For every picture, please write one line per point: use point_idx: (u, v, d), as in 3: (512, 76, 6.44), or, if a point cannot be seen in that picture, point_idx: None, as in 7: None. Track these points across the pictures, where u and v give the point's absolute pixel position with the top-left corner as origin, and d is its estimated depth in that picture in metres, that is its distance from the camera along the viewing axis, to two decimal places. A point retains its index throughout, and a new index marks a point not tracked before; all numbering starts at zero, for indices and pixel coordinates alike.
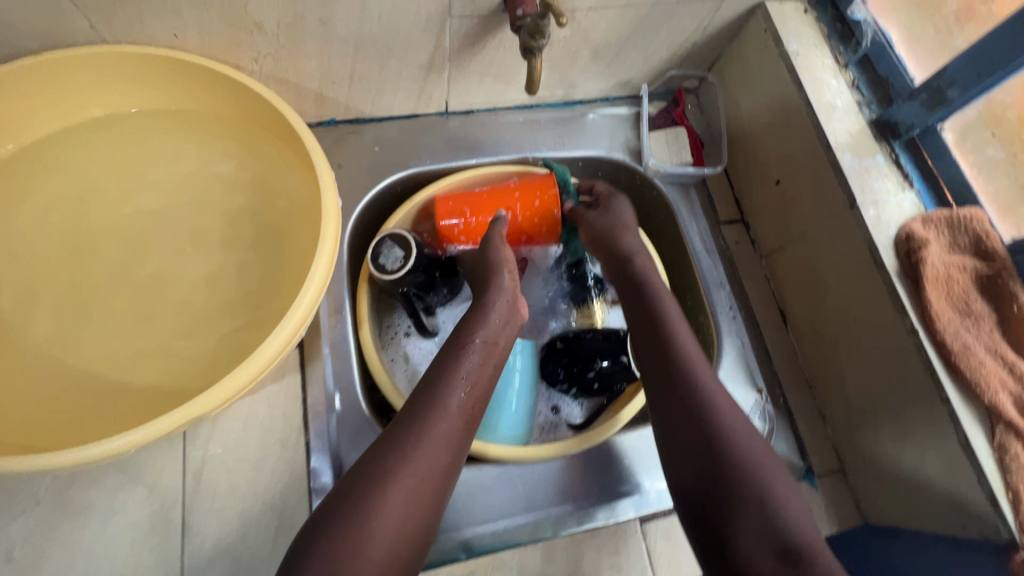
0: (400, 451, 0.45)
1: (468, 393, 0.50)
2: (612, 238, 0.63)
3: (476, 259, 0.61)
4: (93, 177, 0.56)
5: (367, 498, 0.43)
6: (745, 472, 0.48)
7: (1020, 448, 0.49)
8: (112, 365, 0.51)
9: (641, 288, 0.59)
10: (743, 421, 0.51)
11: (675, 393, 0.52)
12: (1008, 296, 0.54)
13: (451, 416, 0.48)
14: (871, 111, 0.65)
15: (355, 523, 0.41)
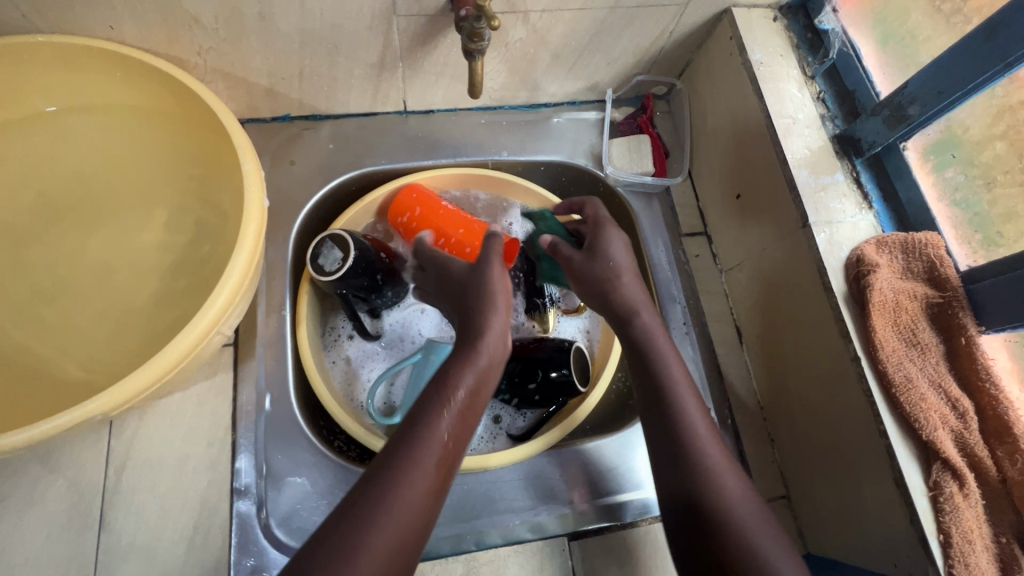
0: (379, 502, 0.38)
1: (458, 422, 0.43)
2: (608, 291, 0.56)
3: (465, 279, 0.52)
4: (29, 168, 0.56)
5: (338, 557, 0.36)
6: (743, 530, 0.44)
7: (954, 487, 0.47)
8: (35, 358, 0.51)
9: (642, 350, 0.53)
10: (740, 483, 0.46)
11: (678, 471, 0.47)
12: (957, 327, 0.52)
13: (438, 455, 0.41)
14: (835, 125, 0.62)
15: (331, 574, 0.35)
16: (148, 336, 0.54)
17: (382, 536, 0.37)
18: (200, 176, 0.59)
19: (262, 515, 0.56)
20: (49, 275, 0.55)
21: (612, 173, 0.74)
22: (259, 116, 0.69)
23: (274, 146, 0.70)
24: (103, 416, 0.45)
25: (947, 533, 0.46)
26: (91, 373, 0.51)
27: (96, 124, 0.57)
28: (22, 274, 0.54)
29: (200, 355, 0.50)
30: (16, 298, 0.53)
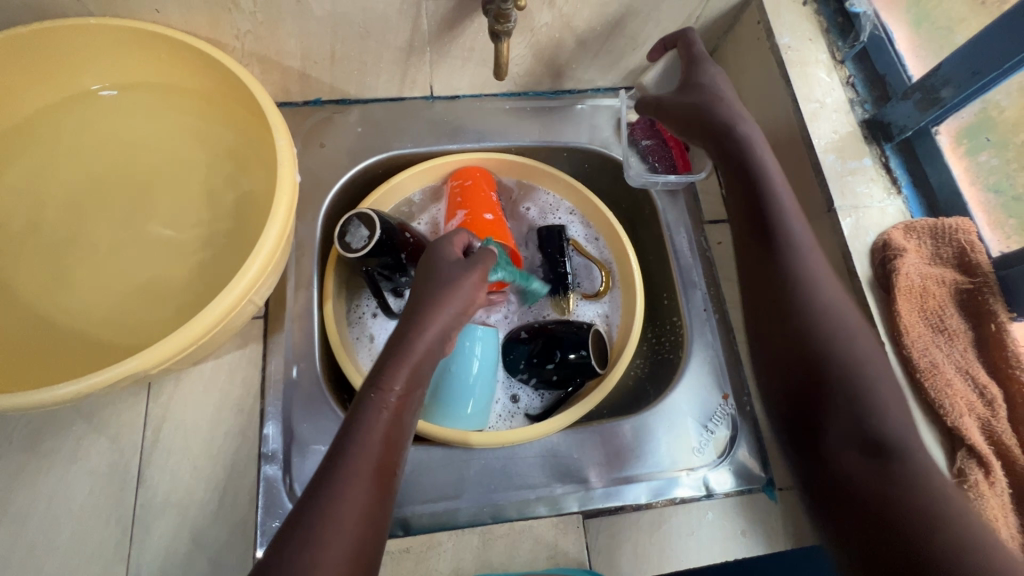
0: (332, 497, 0.39)
1: (396, 410, 0.44)
2: (707, 108, 0.57)
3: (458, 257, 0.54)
4: (80, 146, 0.59)
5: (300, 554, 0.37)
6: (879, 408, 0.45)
7: (979, 475, 0.46)
8: (84, 322, 0.55)
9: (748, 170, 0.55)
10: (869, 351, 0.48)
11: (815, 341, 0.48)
12: (986, 314, 0.50)
13: (376, 445, 0.42)
14: (864, 110, 0.61)
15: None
16: (187, 304, 0.56)
17: (337, 545, 0.37)
18: (237, 155, 0.61)
19: (288, 480, 0.58)
20: (96, 245, 0.58)
21: (633, 176, 0.72)
22: (292, 99, 0.72)
23: (306, 129, 0.72)
24: (143, 375, 0.47)
25: None
26: (134, 337, 0.55)
27: (143, 104, 0.60)
28: (68, 244, 0.57)
29: (232, 322, 0.52)
30: (66, 266, 0.56)
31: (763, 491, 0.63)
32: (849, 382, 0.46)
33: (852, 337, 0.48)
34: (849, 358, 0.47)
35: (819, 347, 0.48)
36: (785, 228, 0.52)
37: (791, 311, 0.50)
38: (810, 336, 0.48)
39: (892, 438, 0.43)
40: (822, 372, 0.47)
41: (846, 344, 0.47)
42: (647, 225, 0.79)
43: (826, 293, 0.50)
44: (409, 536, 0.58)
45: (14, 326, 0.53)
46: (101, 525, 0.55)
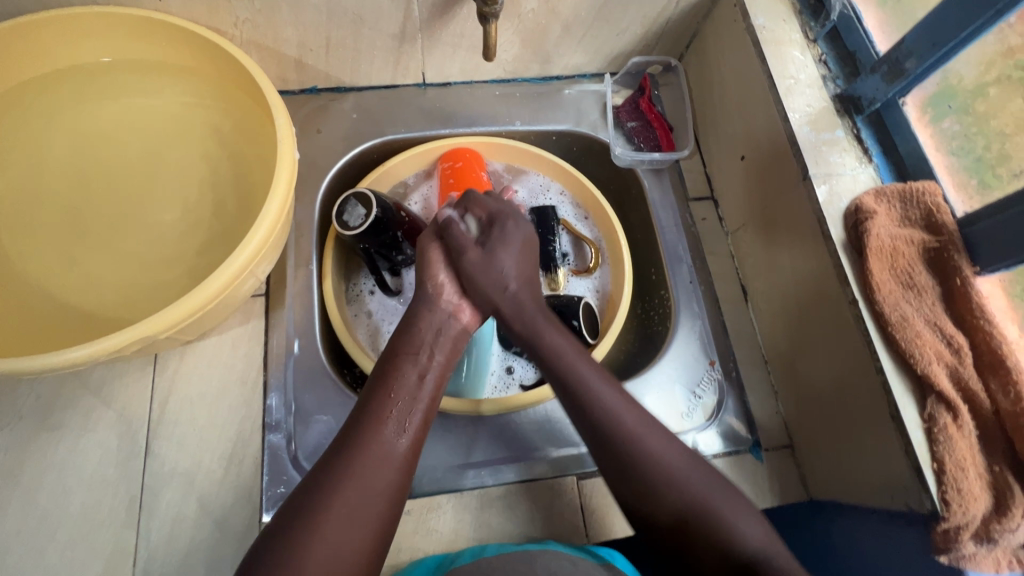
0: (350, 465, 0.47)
1: (415, 398, 0.53)
2: (480, 270, 0.59)
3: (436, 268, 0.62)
4: (87, 129, 0.61)
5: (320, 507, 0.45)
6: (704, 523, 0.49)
7: (948, 419, 0.49)
8: (93, 298, 0.57)
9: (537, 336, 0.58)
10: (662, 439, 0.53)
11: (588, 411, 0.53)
12: (952, 270, 0.53)
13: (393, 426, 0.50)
14: (836, 85, 0.65)
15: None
16: (192, 279, 0.59)
17: (349, 505, 0.46)
18: (238, 138, 0.63)
19: (292, 449, 0.60)
20: (102, 225, 0.60)
21: (620, 154, 0.77)
22: (289, 87, 0.74)
23: (303, 116, 0.75)
24: (153, 339, 0.49)
25: (941, 461, 0.48)
26: (142, 310, 0.57)
27: (147, 89, 0.63)
28: (74, 223, 0.59)
29: (235, 292, 0.54)
30: (75, 244, 0.58)
31: (751, 452, 0.65)
32: (673, 498, 0.50)
33: (681, 474, 0.51)
34: (686, 483, 0.50)
35: (653, 487, 0.50)
36: (585, 392, 0.54)
37: (600, 450, 0.52)
38: (631, 474, 0.51)
39: (668, 506, 0.50)
40: (637, 478, 0.51)
41: (664, 471, 0.51)
42: (634, 204, 0.81)
43: (650, 440, 0.52)
44: (409, 499, 0.60)
45: (24, 301, 0.55)
46: (111, 493, 0.57)
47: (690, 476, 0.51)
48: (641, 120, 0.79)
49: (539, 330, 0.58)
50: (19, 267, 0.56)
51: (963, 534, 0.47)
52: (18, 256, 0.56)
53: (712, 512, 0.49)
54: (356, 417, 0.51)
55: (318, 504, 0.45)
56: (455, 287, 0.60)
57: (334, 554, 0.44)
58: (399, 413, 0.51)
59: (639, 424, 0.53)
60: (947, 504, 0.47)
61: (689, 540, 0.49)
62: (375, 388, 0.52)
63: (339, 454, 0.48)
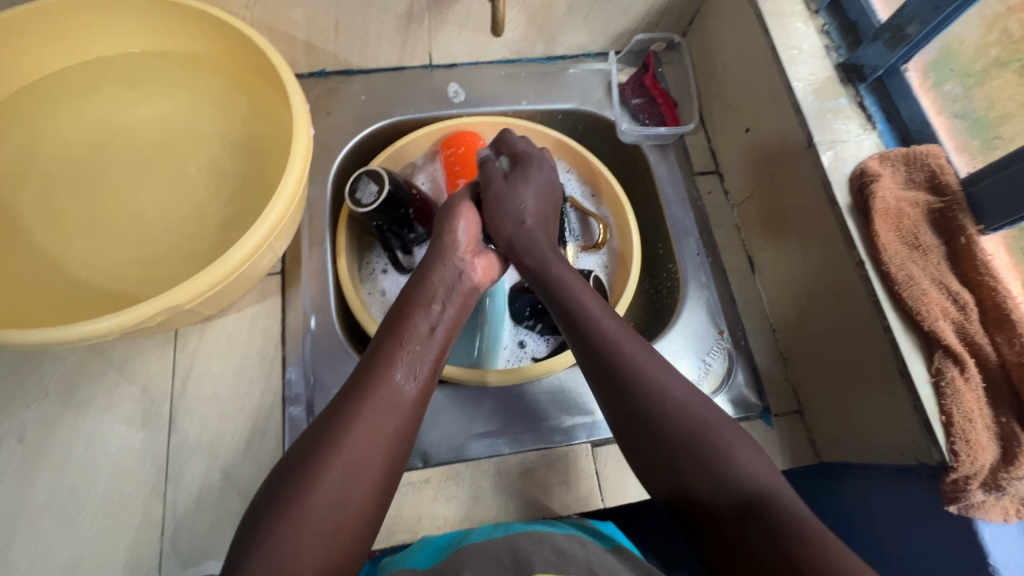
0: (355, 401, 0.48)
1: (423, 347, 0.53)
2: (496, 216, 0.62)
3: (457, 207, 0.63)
4: (103, 112, 0.63)
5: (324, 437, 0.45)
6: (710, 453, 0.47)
7: (955, 373, 0.50)
8: (115, 276, 0.58)
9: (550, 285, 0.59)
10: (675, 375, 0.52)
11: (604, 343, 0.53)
12: (957, 229, 0.54)
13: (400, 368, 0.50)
14: (838, 55, 0.65)
15: (296, 501, 0.42)
16: (210, 256, 0.60)
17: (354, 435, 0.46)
18: (251, 118, 0.64)
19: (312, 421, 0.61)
20: (120, 206, 0.61)
21: (626, 130, 0.78)
22: (298, 71, 0.75)
23: (312, 99, 0.76)
24: (179, 310, 0.51)
25: (949, 413, 0.49)
26: (163, 286, 0.58)
27: (160, 72, 0.64)
28: (94, 205, 0.60)
29: (253, 266, 0.55)
30: (95, 224, 0.60)
31: (760, 417, 0.67)
32: (681, 435, 0.48)
33: (688, 408, 0.50)
34: (695, 418, 0.49)
35: (663, 421, 0.49)
36: (599, 330, 0.54)
37: (607, 388, 0.52)
38: (638, 412, 0.50)
39: (677, 446, 0.48)
40: (643, 412, 0.50)
41: (672, 405, 0.50)
42: (640, 180, 0.82)
43: (662, 376, 0.51)
44: (428, 467, 0.62)
45: (49, 280, 0.56)
46: (137, 466, 0.58)
47: (696, 414, 0.49)
48: (646, 96, 0.80)
49: (547, 264, 0.60)
50: (43, 247, 0.57)
51: (971, 484, 0.48)
52: (42, 236, 0.58)
53: (706, 438, 0.48)
54: (368, 361, 0.51)
55: (326, 437, 0.45)
56: (469, 243, 0.61)
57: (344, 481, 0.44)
58: (410, 358, 0.52)
59: (656, 367, 0.52)
60: (955, 455, 0.49)
61: (691, 479, 0.47)
62: (387, 336, 0.53)
63: (351, 394, 0.48)
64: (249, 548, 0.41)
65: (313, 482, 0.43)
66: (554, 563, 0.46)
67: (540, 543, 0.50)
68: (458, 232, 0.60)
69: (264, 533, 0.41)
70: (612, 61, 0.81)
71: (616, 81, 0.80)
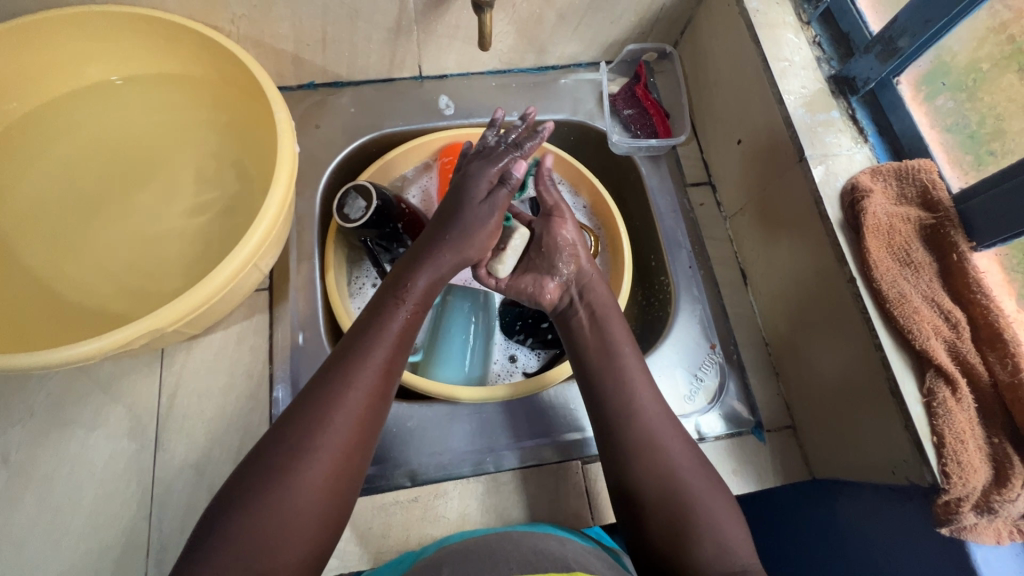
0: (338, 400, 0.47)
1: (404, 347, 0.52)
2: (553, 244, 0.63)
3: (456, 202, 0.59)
4: (88, 129, 0.62)
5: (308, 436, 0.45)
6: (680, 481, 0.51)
7: (947, 393, 0.49)
8: (99, 295, 0.57)
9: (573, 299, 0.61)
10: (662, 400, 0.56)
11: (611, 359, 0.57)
12: (949, 245, 0.54)
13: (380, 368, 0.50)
14: (830, 67, 0.65)
15: (264, 519, 0.42)
16: (195, 274, 0.59)
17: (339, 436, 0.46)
18: (237, 134, 0.64)
19: None
20: (104, 224, 0.60)
21: (617, 142, 0.77)
22: (286, 83, 0.75)
23: (301, 112, 0.75)
24: (163, 331, 0.50)
25: (940, 434, 0.49)
26: (146, 306, 0.57)
27: (145, 88, 0.63)
28: (78, 223, 0.60)
29: (239, 285, 0.55)
30: (79, 243, 0.59)
31: (752, 433, 0.66)
32: (674, 505, 0.50)
33: (688, 477, 0.51)
34: (690, 490, 0.51)
35: (662, 492, 0.51)
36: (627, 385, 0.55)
37: (618, 440, 0.53)
38: (642, 477, 0.51)
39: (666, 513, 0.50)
40: (647, 478, 0.51)
41: (676, 478, 0.51)
42: (632, 191, 0.82)
43: (670, 446, 0.53)
44: (417, 486, 0.61)
45: (32, 301, 0.55)
46: (123, 487, 0.58)
47: (694, 482, 0.51)
48: (637, 107, 0.79)
49: (592, 284, 0.61)
50: (26, 267, 0.57)
51: (964, 505, 0.47)
52: (26, 255, 0.57)
53: (678, 469, 0.52)
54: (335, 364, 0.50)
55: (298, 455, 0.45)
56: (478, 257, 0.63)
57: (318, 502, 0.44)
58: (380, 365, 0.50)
59: (666, 428, 0.54)
60: (947, 476, 0.48)
61: (679, 546, 0.48)
62: (366, 336, 0.51)
63: (325, 397, 0.47)
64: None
65: (284, 501, 0.43)
66: (529, 562, 0.47)
67: (516, 542, 0.50)
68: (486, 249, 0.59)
69: (230, 551, 0.41)
70: (602, 71, 0.79)
71: (608, 91, 0.79)
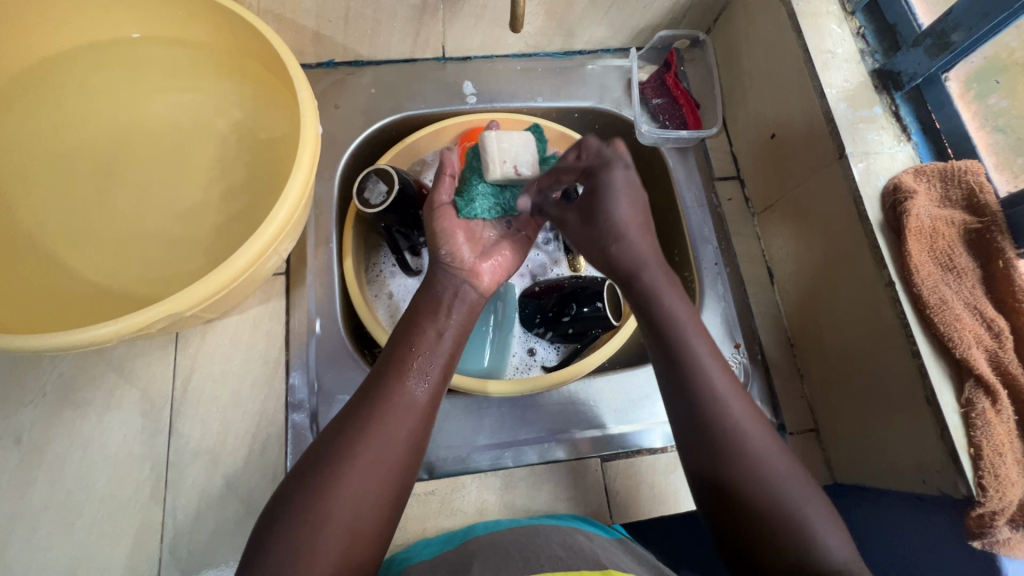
0: (361, 428, 0.45)
1: (428, 368, 0.50)
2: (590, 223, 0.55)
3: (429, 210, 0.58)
4: (104, 102, 0.60)
5: (333, 463, 0.44)
6: (776, 492, 0.46)
7: (987, 404, 0.48)
8: (112, 276, 0.55)
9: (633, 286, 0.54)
10: (743, 405, 0.49)
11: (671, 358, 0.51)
12: (995, 251, 0.52)
13: (407, 392, 0.48)
14: (874, 60, 0.62)
15: (308, 514, 0.41)
16: (210, 255, 0.57)
17: (362, 465, 0.44)
18: (257, 111, 0.62)
19: (315, 428, 0.60)
20: (115, 201, 0.58)
21: (645, 132, 0.75)
22: (306, 61, 0.72)
23: (319, 91, 0.73)
24: (179, 316, 0.48)
25: (978, 446, 0.47)
26: (161, 288, 0.55)
27: (162, 60, 0.61)
28: (88, 199, 0.58)
29: (259, 269, 0.52)
30: (91, 221, 0.57)
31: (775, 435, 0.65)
32: (760, 502, 0.46)
33: (758, 455, 0.47)
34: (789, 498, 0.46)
35: (726, 456, 0.47)
36: (698, 373, 0.50)
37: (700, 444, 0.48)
38: (727, 478, 0.47)
39: (757, 511, 0.45)
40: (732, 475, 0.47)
41: (765, 477, 0.46)
42: (657, 183, 0.80)
43: (757, 442, 0.48)
44: (433, 479, 0.60)
45: (42, 278, 0.53)
46: (136, 471, 0.57)
47: (785, 479, 0.46)
48: (667, 97, 0.76)
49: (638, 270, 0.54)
50: (40, 243, 0.55)
51: (998, 519, 0.46)
52: (39, 230, 0.55)
53: (768, 481, 0.46)
54: (380, 366, 0.50)
55: (339, 449, 0.44)
56: (470, 247, 0.58)
57: (360, 496, 0.43)
58: (420, 366, 0.50)
59: (746, 417, 0.49)
60: (983, 489, 0.47)
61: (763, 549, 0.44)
62: (392, 359, 0.50)
63: (353, 421, 0.46)
64: (260, 563, 0.40)
65: (326, 491, 0.42)
66: (562, 560, 0.45)
67: (543, 538, 0.49)
68: (455, 241, 0.57)
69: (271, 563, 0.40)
70: (633, 58, 0.76)
71: (637, 80, 0.76)
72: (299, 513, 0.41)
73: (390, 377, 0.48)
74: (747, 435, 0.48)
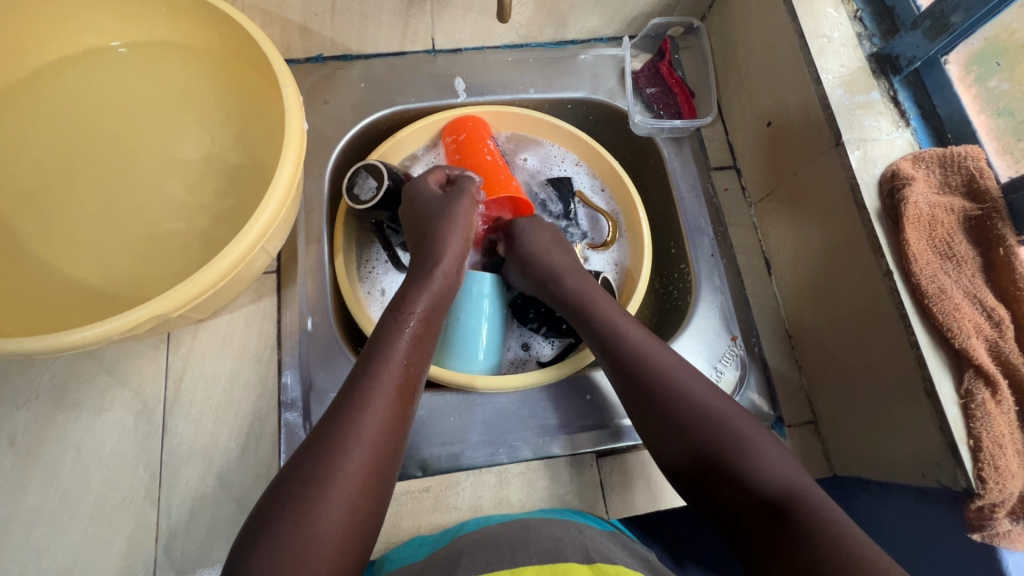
0: (340, 446, 0.43)
1: (409, 374, 0.48)
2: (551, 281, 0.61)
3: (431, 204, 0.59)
4: (87, 102, 0.59)
5: (315, 484, 0.41)
6: (736, 439, 0.48)
7: (988, 395, 0.47)
8: (98, 277, 0.55)
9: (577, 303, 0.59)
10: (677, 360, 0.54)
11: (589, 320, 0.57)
12: (995, 238, 0.51)
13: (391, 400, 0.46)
14: (872, 44, 0.60)
15: (293, 539, 0.39)
16: (198, 256, 0.56)
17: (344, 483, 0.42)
18: (243, 108, 0.61)
19: (308, 427, 0.59)
20: (100, 202, 0.58)
21: (639, 122, 0.74)
22: (294, 56, 0.71)
23: (308, 86, 0.72)
24: (166, 317, 0.47)
25: (977, 437, 0.46)
26: (148, 289, 0.55)
27: (150, 55, 0.60)
28: (73, 201, 0.57)
29: (247, 267, 0.52)
30: (75, 223, 0.57)
31: (773, 428, 0.65)
32: (725, 449, 0.47)
33: (711, 406, 0.50)
34: (740, 438, 0.48)
35: (682, 413, 0.50)
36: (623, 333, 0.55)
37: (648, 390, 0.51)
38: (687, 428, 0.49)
39: (729, 460, 0.47)
40: (688, 421, 0.49)
41: (723, 431, 0.48)
42: (652, 174, 0.78)
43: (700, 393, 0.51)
44: (428, 476, 0.60)
45: (31, 279, 0.53)
46: (130, 472, 0.57)
47: (751, 438, 0.48)
48: (661, 86, 0.75)
49: (558, 276, 0.61)
50: (28, 247, 0.55)
51: (998, 512, 0.46)
52: (29, 233, 0.55)
53: (733, 436, 0.48)
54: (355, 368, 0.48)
55: (327, 462, 0.42)
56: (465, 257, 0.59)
57: (350, 511, 0.42)
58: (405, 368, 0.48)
59: (679, 370, 0.52)
60: (983, 482, 0.46)
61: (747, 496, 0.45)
62: (370, 363, 0.48)
63: (333, 434, 0.44)
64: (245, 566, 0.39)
65: (314, 513, 0.40)
66: (551, 551, 0.45)
67: (535, 531, 0.49)
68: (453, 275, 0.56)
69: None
70: (626, 47, 0.75)
71: (630, 68, 0.75)
72: (286, 537, 0.39)
73: (370, 380, 0.46)
74: (691, 390, 0.51)
